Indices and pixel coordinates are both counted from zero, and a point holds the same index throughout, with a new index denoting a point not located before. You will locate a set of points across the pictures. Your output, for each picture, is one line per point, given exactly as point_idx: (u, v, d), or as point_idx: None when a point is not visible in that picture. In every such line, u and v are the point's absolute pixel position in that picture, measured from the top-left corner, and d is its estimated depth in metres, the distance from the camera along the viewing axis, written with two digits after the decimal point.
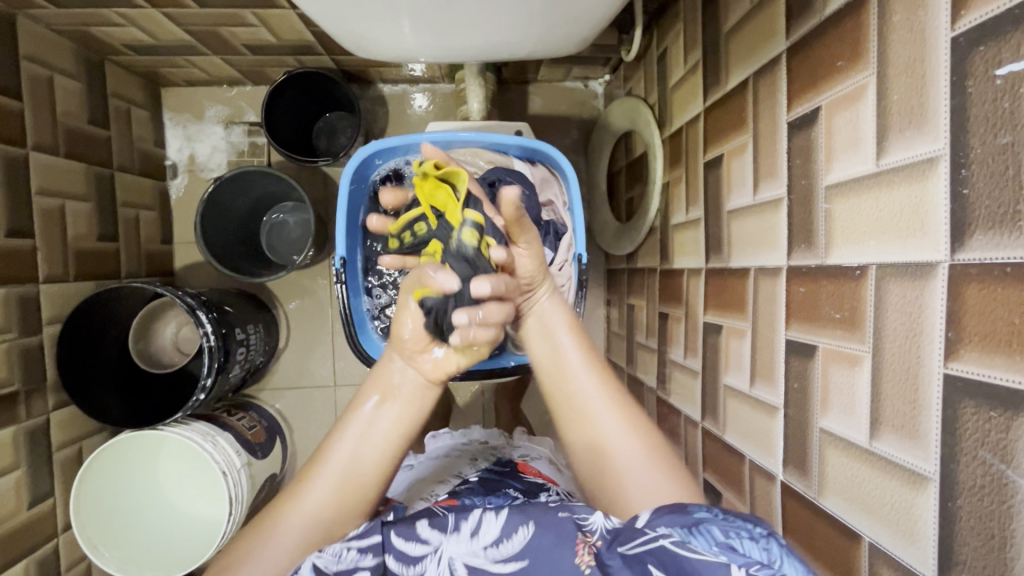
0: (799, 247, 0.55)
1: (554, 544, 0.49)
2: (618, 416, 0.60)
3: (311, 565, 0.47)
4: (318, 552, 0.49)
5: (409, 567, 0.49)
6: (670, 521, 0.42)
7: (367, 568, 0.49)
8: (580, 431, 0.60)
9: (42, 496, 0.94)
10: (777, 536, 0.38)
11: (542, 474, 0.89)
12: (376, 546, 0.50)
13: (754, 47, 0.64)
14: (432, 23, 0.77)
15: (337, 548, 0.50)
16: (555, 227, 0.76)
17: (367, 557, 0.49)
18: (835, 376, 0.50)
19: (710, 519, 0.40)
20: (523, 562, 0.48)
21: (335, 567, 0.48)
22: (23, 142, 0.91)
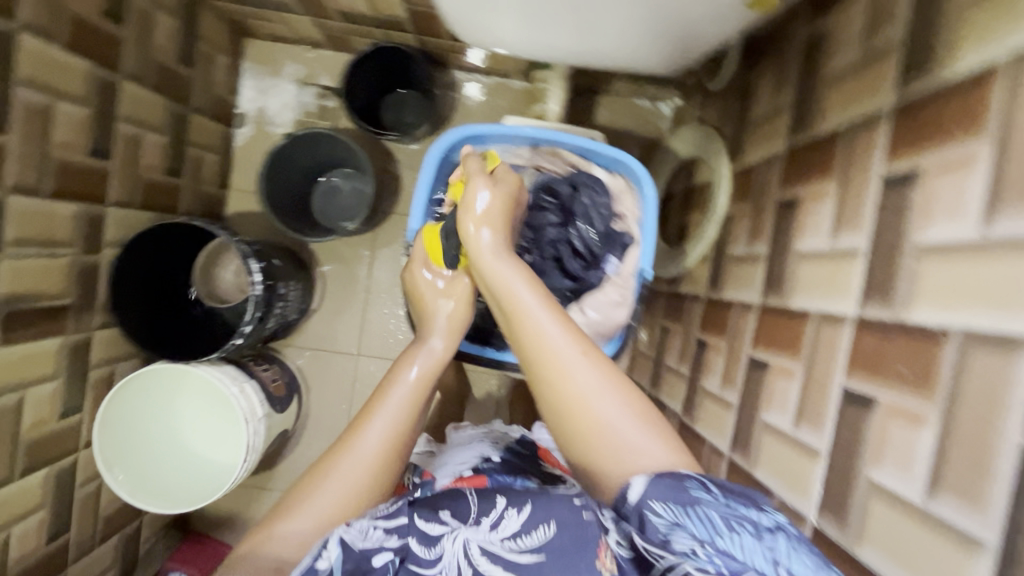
0: (873, 299, 0.56)
1: (573, 547, 0.49)
2: (596, 372, 0.57)
3: (339, 539, 0.51)
4: (346, 525, 0.53)
5: (430, 548, 0.52)
6: (666, 500, 0.48)
7: (391, 548, 0.52)
8: (566, 399, 0.56)
9: (73, 410, 0.97)
10: (785, 532, 0.46)
11: (561, 466, 0.91)
12: (402, 528, 0.53)
13: (856, 98, 0.64)
14: (535, 25, 0.78)
15: (365, 523, 0.54)
16: (622, 238, 0.75)
17: (391, 538, 0.53)
18: (894, 432, 0.50)
19: (708, 504, 0.47)
20: (540, 557, 0.50)
21: (362, 544, 0.52)
22: (118, 68, 0.94)
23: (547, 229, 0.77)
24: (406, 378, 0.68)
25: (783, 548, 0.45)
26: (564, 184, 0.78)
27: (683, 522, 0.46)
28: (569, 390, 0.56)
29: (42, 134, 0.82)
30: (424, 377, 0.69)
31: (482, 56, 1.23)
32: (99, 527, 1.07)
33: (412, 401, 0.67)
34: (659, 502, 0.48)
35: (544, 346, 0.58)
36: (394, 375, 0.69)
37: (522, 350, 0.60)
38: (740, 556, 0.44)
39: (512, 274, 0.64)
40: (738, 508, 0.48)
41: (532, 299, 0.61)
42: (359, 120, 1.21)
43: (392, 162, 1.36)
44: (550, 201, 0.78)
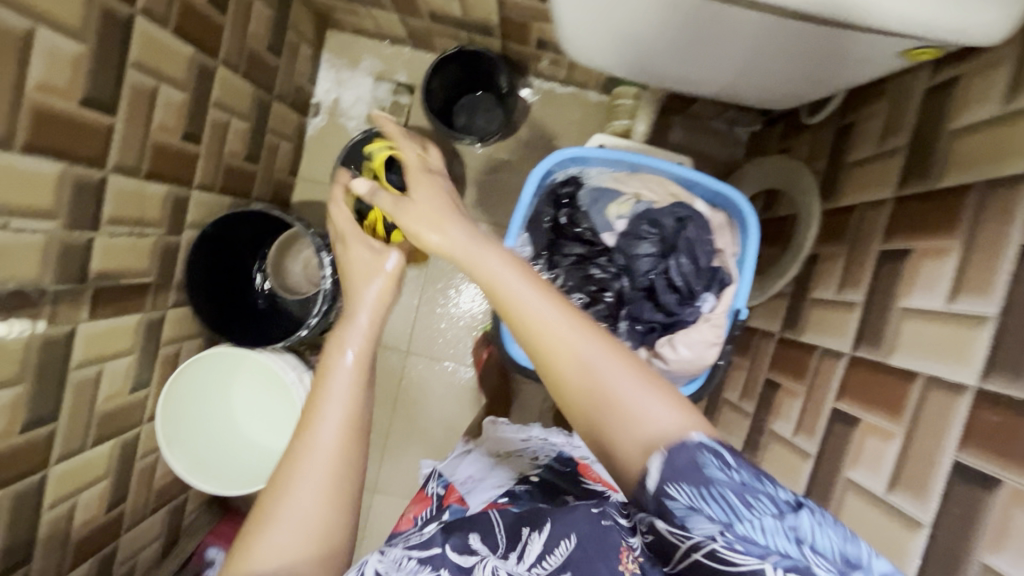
0: (1003, 374, 0.53)
1: (597, 554, 0.53)
2: (590, 343, 0.53)
3: (375, 567, 0.57)
4: (380, 556, 0.59)
5: (462, 575, 0.58)
6: (682, 480, 0.45)
7: (425, 575, 0.58)
8: (573, 383, 0.52)
9: (143, 384, 0.99)
10: (805, 509, 0.43)
11: (602, 478, 0.85)
12: (434, 559, 0.60)
13: (993, 155, 0.61)
14: (645, 50, 0.77)
15: (398, 555, 0.60)
16: (721, 275, 0.74)
17: (425, 566, 0.59)
18: (1019, 519, 0.49)
19: (727, 484, 0.44)
20: (567, 574, 0.54)
21: (395, 572, 0.58)
22: (217, 55, 0.96)
23: (643, 259, 0.76)
24: (343, 366, 0.67)
25: (805, 524, 0.42)
26: (668, 216, 0.75)
27: (701, 506, 0.43)
28: (568, 361, 0.52)
29: (146, 117, 0.84)
30: (360, 359, 0.68)
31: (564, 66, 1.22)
32: (152, 498, 1.10)
33: (356, 387, 0.66)
34: (674, 485, 0.45)
35: (535, 322, 0.54)
36: (327, 362, 0.68)
37: (521, 331, 0.55)
38: (762, 541, 0.42)
39: (479, 249, 0.61)
40: (758, 485, 0.44)
41: (511, 273, 0.57)
42: (437, 121, 1.21)
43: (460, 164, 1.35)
44: (650, 230, 0.76)
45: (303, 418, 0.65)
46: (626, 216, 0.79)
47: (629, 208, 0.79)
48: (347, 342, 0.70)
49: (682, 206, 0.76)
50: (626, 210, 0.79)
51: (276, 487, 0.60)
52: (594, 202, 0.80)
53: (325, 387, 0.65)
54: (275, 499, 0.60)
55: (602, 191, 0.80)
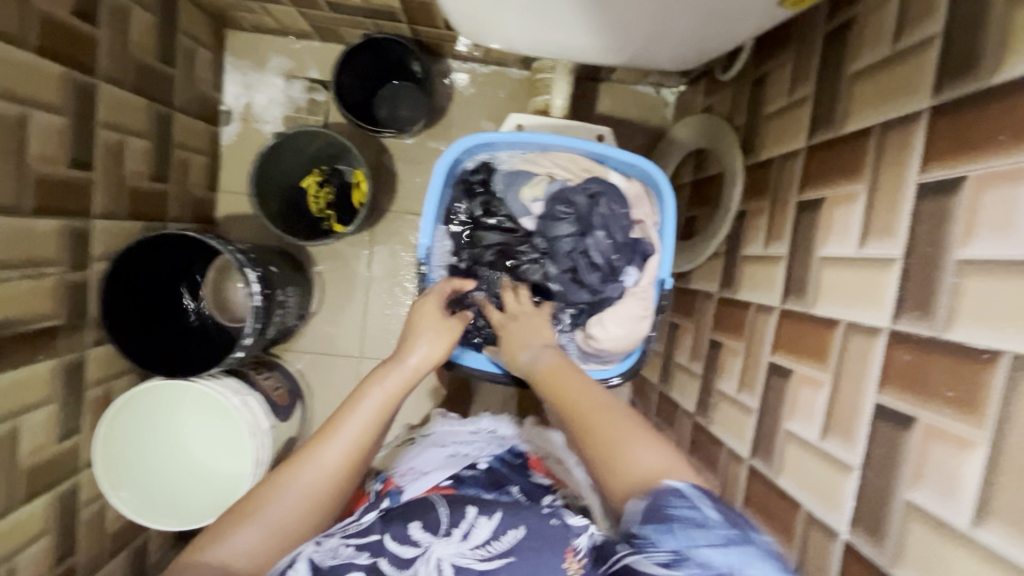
0: (910, 313, 0.54)
1: (541, 548, 0.57)
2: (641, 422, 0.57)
3: (307, 560, 0.53)
4: (316, 544, 0.56)
5: (402, 568, 0.55)
6: (647, 518, 0.47)
7: (360, 566, 0.54)
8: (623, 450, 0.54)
9: (72, 432, 0.93)
10: (742, 540, 0.44)
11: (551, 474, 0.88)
12: (372, 545, 0.57)
13: (887, 97, 0.61)
14: (544, 19, 0.74)
15: (334, 544, 0.57)
16: (642, 246, 0.77)
17: (362, 556, 0.55)
18: (935, 453, 0.49)
19: (682, 517, 0.45)
20: (510, 559, 0.56)
21: (331, 561, 0.54)
22: (95, 72, 0.88)
23: (560, 241, 0.77)
24: (373, 394, 0.64)
25: (742, 557, 0.43)
26: (580, 193, 0.76)
27: (658, 535, 0.45)
28: (603, 431, 0.57)
29: (19, 148, 0.77)
30: (391, 400, 0.65)
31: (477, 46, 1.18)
32: (107, 546, 1.05)
33: (379, 416, 0.64)
34: (640, 524, 0.47)
35: (586, 401, 0.61)
36: (361, 390, 0.65)
37: (572, 405, 0.61)
38: (706, 559, 0.43)
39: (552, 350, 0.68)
40: (712, 518, 0.45)
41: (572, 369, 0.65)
42: (353, 117, 1.16)
43: (388, 158, 1.31)
44: (564, 210, 0.77)
45: (328, 419, 0.64)
46: (540, 198, 0.80)
47: (543, 189, 0.80)
48: (376, 379, 0.66)
49: (594, 181, 0.77)
50: (540, 191, 0.81)
51: (278, 477, 0.59)
52: (508, 186, 0.81)
53: (354, 406, 0.64)
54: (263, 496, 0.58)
55: (515, 174, 0.81)
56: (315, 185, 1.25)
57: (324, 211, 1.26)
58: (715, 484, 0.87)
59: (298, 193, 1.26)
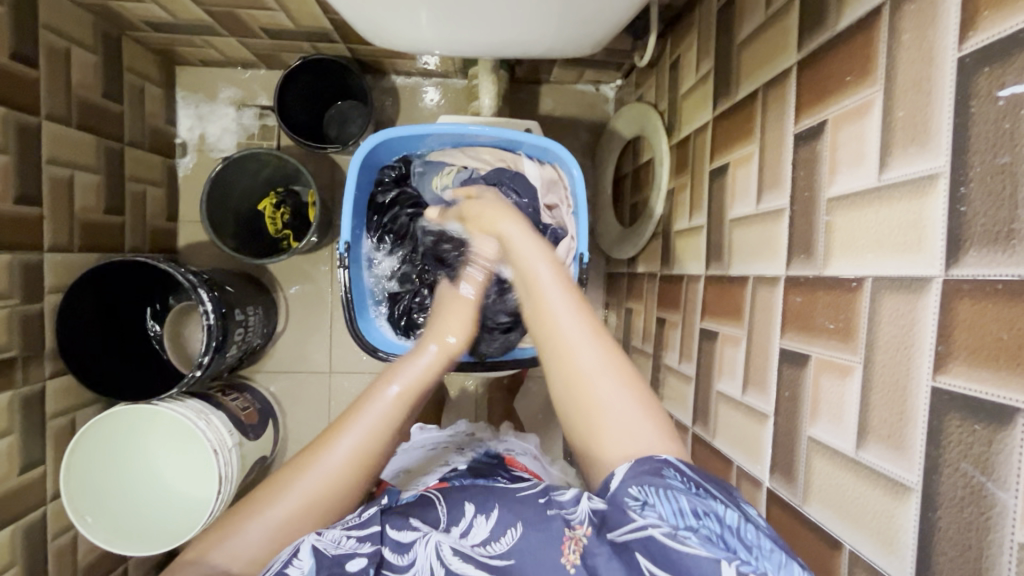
0: (798, 258, 0.56)
1: (542, 544, 0.50)
2: (597, 350, 0.58)
3: (310, 546, 0.49)
4: (318, 534, 0.51)
5: (402, 556, 0.51)
6: (646, 482, 0.46)
7: (364, 554, 0.50)
8: (566, 376, 0.58)
9: (35, 462, 0.94)
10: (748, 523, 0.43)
11: (529, 470, 0.83)
12: (374, 536, 0.53)
13: (766, 59, 0.64)
14: (449, 17, 0.78)
15: (337, 535, 0.52)
16: (554, 231, 0.87)
17: (364, 545, 0.51)
18: (826, 386, 0.50)
19: (681, 489, 0.45)
20: (510, 561, 0.50)
21: (333, 551, 0.49)
22: (37, 111, 0.92)
23: None
24: (383, 397, 0.62)
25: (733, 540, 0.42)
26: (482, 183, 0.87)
27: (654, 503, 0.44)
28: (568, 367, 0.58)
29: None
30: (405, 396, 0.62)
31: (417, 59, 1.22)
32: None
33: (391, 425, 0.61)
34: (634, 488, 0.46)
35: (557, 334, 0.60)
36: (372, 388, 0.63)
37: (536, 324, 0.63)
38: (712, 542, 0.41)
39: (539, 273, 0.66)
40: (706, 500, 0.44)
41: (559, 292, 0.63)
42: (299, 136, 1.20)
43: (342, 175, 1.35)
44: None
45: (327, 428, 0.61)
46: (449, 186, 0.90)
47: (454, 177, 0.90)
48: (396, 372, 0.65)
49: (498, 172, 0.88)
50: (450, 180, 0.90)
51: (269, 486, 0.57)
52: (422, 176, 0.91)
53: (360, 411, 0.61)
54: (266, 494, 0.57)
55: (429, 164, 0.91)
56: (271, 207, 1.27)
57: (282, 231, 1.28)
58: None
59: (255, 217, 1.29)
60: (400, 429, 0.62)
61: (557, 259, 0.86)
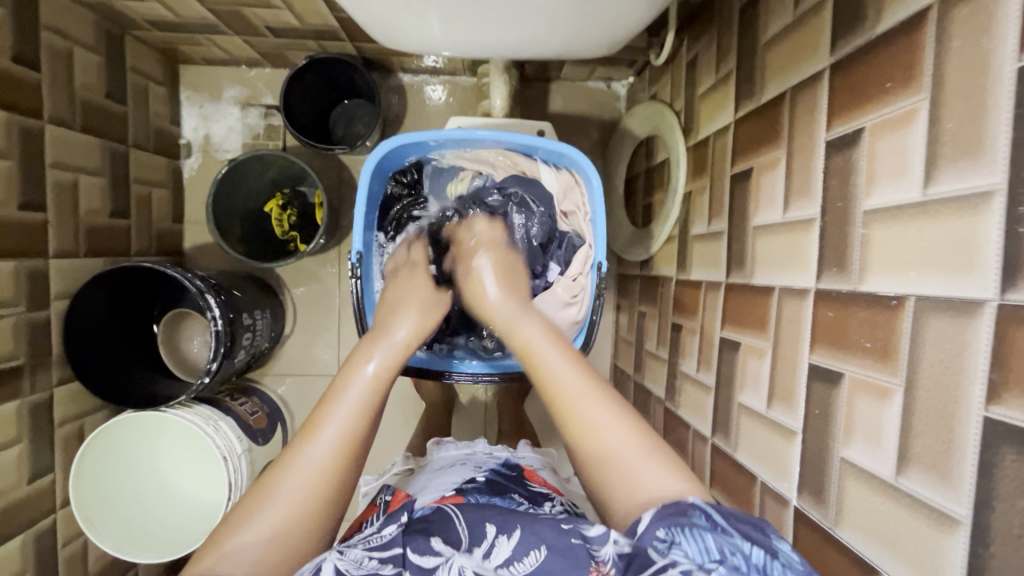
0: (830, 271, 0.54)
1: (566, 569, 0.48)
2: (607, 402, 0.57)
3: (333, 567, 0.49)
4: (340, 554, 0.51)
5: None
6: (671, 523, 0.47)
7: None
8: (575, 420, 0.57)
9: (44, 471, 0.93)
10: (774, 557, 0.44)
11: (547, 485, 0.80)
12: (396, 558, 0.52)
13: (794, 61, 0.62)
14: (461, 18, 0.75)
15: (359, 554, 0.52)
16: (571, 239, 0.87)
17: (387, 567, 0.51)
18: (861, 406, 0.48)
19: (707, 528, 0.46)
20: None
21: (355, 571, 0.50)
22: (40, 115, 0.90)
23: None
24: (360, 377, 0.61)
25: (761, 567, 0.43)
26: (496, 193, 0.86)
27: (680, 541, 0.45)
28: (577, 420, 0.57)
29: None
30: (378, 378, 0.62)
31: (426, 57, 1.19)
32: None
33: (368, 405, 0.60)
34: (661, 529, 0.47)
35: (556, 382, 0.60)
36: (344, 372, 0.62)
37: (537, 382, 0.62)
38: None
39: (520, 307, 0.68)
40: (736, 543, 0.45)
41: (544, 339, 0.64)
42: (305, 137, 1.17)
43: (349, 175, 1.33)
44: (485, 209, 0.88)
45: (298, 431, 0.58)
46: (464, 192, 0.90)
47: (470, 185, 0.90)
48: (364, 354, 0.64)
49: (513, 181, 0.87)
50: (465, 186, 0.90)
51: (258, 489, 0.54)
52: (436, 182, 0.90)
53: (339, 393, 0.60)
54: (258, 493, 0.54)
55: (442, 171, 0.90)
56: (277, 209, 1.25)
57: (289, 233, 1.27)
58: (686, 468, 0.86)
59: (261, 219, 1.27)
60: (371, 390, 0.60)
61: (574, 268, 0.85)
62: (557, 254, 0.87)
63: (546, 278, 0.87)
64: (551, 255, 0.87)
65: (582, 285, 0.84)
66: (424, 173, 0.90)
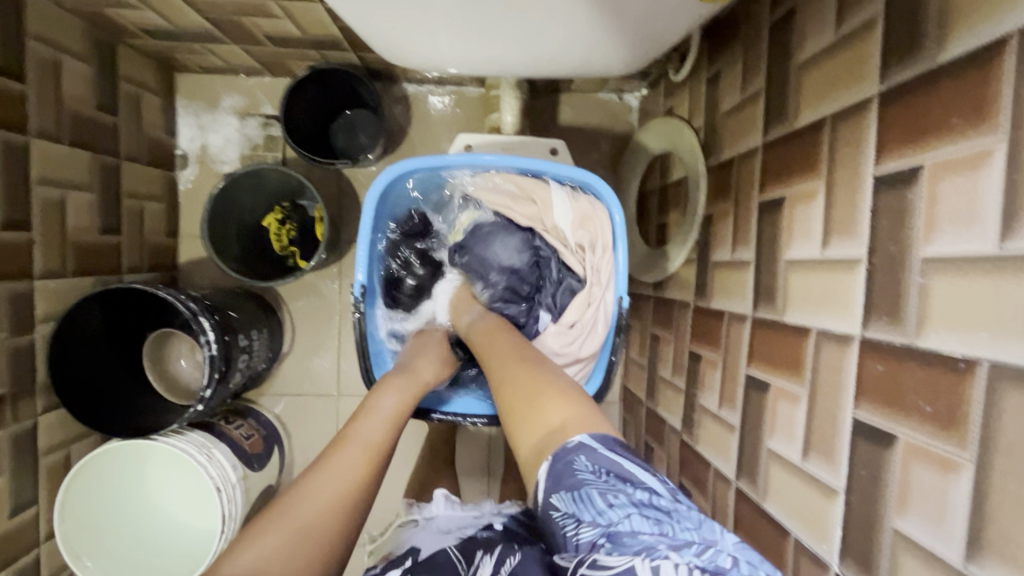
0: (880, 319, 0.49)
1: None
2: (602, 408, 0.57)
3: None
4: None
5: None
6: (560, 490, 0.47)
7: None
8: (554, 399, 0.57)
9: (26, 504, 0.88)
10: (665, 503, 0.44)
11: None
12: None
13: (835, 86, 0.57)
14: (472, 35, 0.70)
15: None
16: (569, 281, 0.83)
17: None
18: (919, 477, 0.44)
19: (592, 482, 0.46)
20: None
21: None
22: (25, 129, 0.85)
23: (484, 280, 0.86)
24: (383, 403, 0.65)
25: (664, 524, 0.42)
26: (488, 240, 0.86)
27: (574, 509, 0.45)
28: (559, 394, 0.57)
29: None
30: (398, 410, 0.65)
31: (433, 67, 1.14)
32: None
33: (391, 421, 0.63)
34: (555, 496, 0.47)
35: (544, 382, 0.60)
36: (370, 401, 0.65)
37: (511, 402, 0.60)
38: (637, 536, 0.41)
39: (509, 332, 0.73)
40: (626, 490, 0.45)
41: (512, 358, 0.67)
42: (305, 150, 1.12)
43: (350, 188, 1.28)
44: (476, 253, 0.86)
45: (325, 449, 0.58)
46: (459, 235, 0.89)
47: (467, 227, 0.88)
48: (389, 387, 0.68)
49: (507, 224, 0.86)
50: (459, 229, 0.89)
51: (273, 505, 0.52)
52: (436, 221, 0.89)
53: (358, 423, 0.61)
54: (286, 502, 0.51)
55: (441, 209, 0.89)
56: (276, 223, 1.21)
57: (288, 248, 1.22)
58: (706, 509, 0.81)
59: (259, 234, 1.22)
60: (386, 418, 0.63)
61: (574, 312, 0.81)
62: (548, 301, 0.84)
63: (536, 325, 0.83)
64: (542, 301, 0.85)
65: (579, 333, 0.79)
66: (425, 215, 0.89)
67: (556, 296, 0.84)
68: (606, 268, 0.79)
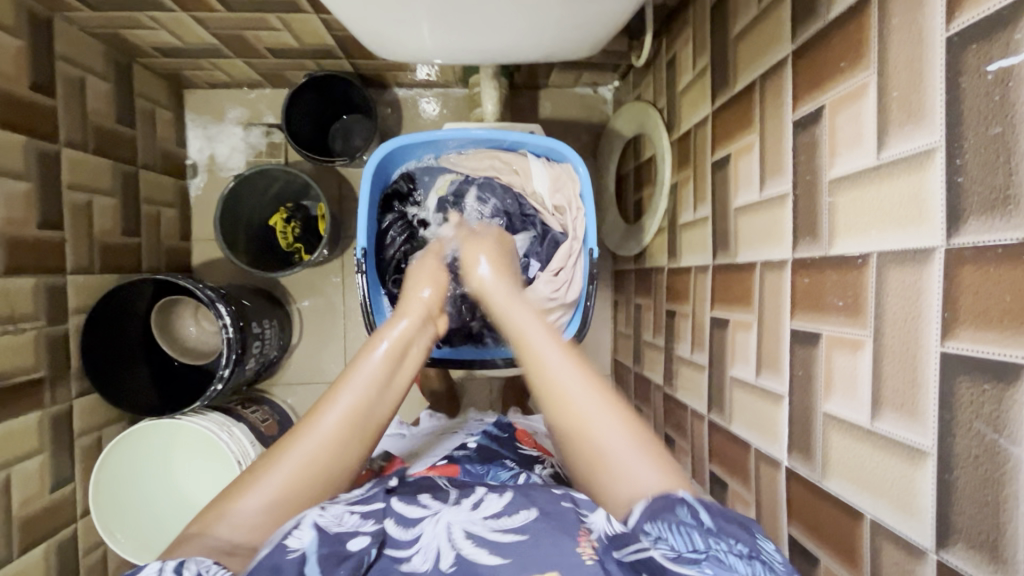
0: (804, 240, 0.57)
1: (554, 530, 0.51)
2: (615, 419, 0.57)
3: (313, 521, 0.49)
4: (321, 508, 0.51)
5: (408, 528, 0.53)
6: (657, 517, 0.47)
7: (367, 532, 0.51)
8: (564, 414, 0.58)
9: (65, 480, 0.96)
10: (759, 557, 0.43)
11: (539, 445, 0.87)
12: (377, 512, 0.54)
13: (760, 53, 0.66)
14: (451, 27, 0.80)
15: (339, 510, 0.53)
16: (554, 236, 0.91)
17: (368, 522, 0.52)
18: (838, 361, 0.52)
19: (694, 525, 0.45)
20: (523, 535, 0.51)
21: (337, 528, 0.50)
22: (56, 138, 0.96)
23: None
24: (374, 355, 0.64)
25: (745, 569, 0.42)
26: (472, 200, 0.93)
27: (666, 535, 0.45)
28: (570, 417, 0.58)
29: None
30: (393, 353, 0.65)
31: (418, 71, 1.25)
32: None
33: (381, 380, 0.63)
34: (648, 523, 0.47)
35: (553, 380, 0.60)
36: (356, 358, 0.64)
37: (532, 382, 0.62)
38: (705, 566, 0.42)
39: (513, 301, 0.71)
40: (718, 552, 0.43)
41: (542, 335, 0.64)
42: (306, 151, 1.22)
43: (349, 187, 1.37)
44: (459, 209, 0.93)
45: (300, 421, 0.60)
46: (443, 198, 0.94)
47: (449, 188, 0.94)
48: (384, 333, 0.67)
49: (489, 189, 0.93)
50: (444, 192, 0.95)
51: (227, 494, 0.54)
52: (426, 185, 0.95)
53: (355, 370, 0.63)
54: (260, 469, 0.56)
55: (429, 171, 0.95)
56: (282, 223, 1.30)
57: (294, 245, 1.31)
58: (686, 448, 0.88)
59: (267, 232, 1.32)
60: (392, 383, 0.64)
61: (558, 262, 0.88)
62: (537, 251, 0.92)
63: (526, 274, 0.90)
64: (531, 250, 0.92)
65: (563, 280, 0.87)
66: (415, 181, 0.95)
67: (544, 249, 0.92)
68: (580, 226, 0.88)
